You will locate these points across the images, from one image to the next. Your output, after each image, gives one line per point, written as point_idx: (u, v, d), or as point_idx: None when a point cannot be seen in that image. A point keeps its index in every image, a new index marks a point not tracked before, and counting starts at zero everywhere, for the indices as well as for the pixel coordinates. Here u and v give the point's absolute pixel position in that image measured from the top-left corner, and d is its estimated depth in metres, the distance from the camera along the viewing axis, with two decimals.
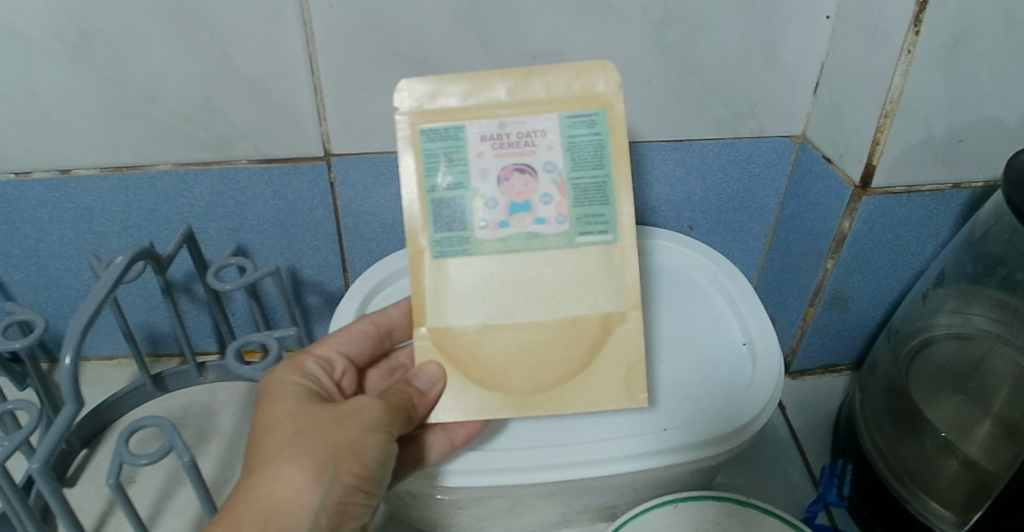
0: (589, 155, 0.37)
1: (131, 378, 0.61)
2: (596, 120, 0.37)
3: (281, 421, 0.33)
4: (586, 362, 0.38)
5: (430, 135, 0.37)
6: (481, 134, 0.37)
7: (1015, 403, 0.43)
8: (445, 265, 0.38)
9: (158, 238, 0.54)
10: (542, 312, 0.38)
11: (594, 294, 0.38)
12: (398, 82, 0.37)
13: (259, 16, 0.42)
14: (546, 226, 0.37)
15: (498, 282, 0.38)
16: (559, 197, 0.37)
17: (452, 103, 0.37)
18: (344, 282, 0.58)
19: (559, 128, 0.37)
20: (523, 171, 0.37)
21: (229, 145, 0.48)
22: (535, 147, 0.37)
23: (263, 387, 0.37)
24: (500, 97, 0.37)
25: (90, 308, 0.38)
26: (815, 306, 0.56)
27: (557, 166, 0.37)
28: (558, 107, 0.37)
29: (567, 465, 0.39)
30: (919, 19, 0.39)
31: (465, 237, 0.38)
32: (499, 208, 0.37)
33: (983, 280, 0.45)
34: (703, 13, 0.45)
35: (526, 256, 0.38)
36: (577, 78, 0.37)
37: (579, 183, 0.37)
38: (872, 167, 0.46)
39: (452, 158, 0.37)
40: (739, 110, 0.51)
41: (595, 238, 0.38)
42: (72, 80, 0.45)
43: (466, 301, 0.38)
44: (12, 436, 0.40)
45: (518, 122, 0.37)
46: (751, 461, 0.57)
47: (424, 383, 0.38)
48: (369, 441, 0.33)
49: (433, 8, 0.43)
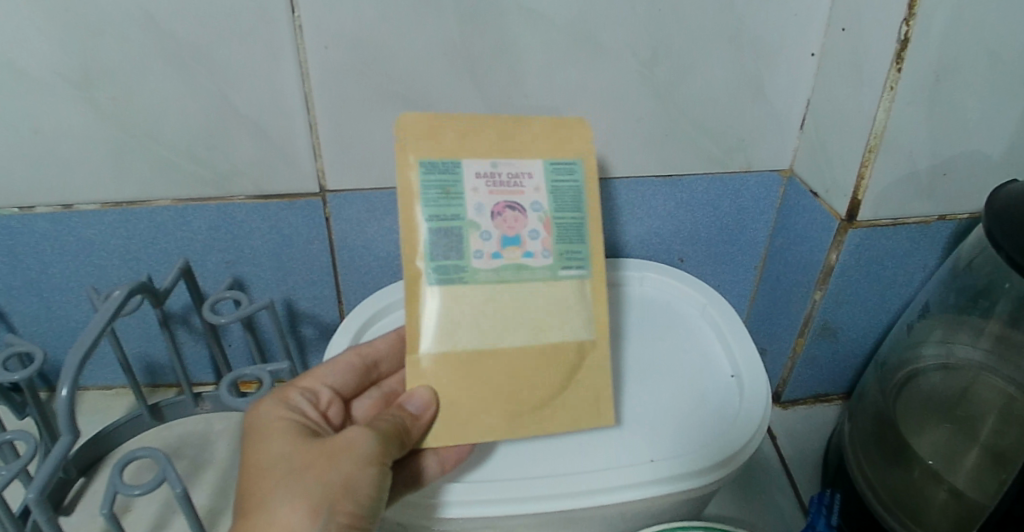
0: (570, 198, 0.41)
1: (128, 409, 0.62)
2: (574, 168, 0.41)
3: (272, 462, 0.33)
4: (563, 386, 0.40)
5: (429, 168, 0.39)
6: (477, 171, 0.39)
7: (1002, 432, 0.45)
8: (441, 292, 0.39)
9: (157, 270, 0.55)
10: (525, 337, 0.39)
11: (572, 322, 0.41)
12: (398, 115, 0.39)
13: (257, 55, 0.43)
14: (534, 259, 0.40)
15: (489, 309, 0.39)
16: (544, 234, 0.40)
17: (446, 140, 0.40)
18: (340, 313, 0.59)
19: (543, 173, 0.41)
20: (513, 208, 0.40)
21: (228, 181, 0.50)
22: (524, 187, 0.40)
23: (248, 424, 0.37)
24: (493, 141, 0.40)
25: (88, 342, 0.39)
26: (805, 336, 0.56)
27: (543, 206, 0.40)
28: (541, 155, 0.41)
29: (554, 497, 0.39)
30: (900, 57, 0.40)
31: (460, 266, 0.39)
32: (492, 241, 0.39)
33: (968, 310, 0.46)
34: (692, 52, 0.46)
35: (515, 286, 0.40)
36: (556, 131, 0.42)
37: (562, 221, 0.40)
38: (858, 201, 0.47)
39: (450, 191, 0.39)
40: (727, 146, 0.52)
41: (574, 272, 0.41)
42: (74, 117, 0.46)
43: (461, 328, 0.39)
44: (11, 466, 0.41)
45: (507, 164, 0.40)
46: (742, 492, 0.58)
47: (416, 406, 0.38)
48: (363, 476, 0.33)
49: (427, 49, 0.44)
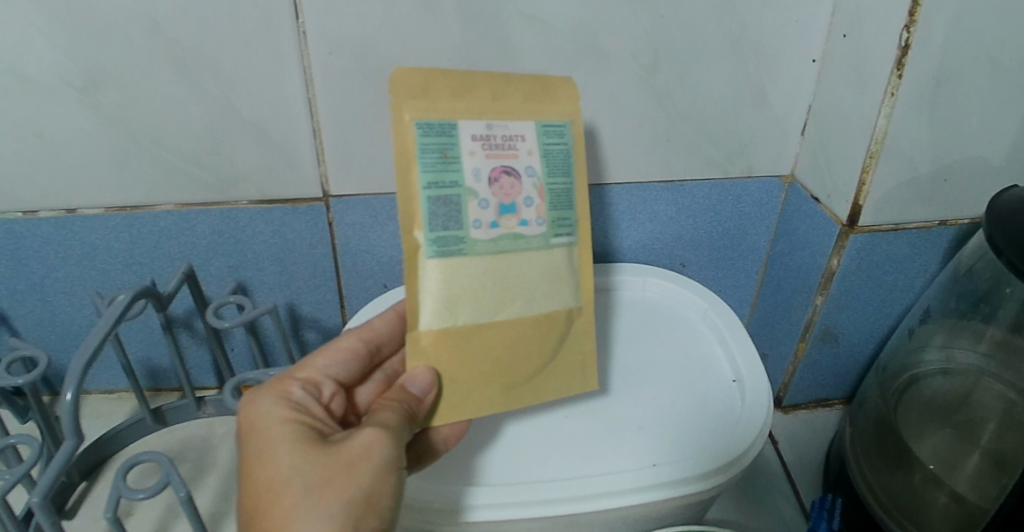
0: (560, 162, 0.40)
1: (130, 413, 0.62)
2: (564, 130, 0.41)
3: (287, 475, 0.31)
4: (554, 354, 0.41)
5: (425, 130, 0.36)
6: (472, 134, 0.37)
7: (1002, 437, 0.44)
8: (442, 266, 0.37)
9: (159, 275, 0.55)
10: (523, 308, 0.39)
11: (563, 291, 0.40)
12: (391, 73, 0.36)
13: (261, 61, 0.44)
14: (529, 228, 0.39)
15: (489, 282, 0.38)
16: (538, 200, 0.39)
17: (439, 99, 0.37)
18: (343, 318, 0.59)
19: (535, 135, 0.39)
20: (508, 173, 0.38)
21: (231, 186, 0.50)
22: (518, 151, 0.39)
23: (250, 427, 0.34)
24: (489, 99, 0.38)
25: (92, 346, 0.40)
26: (806, 341, 0.57)
27: (536, 171, 0.39)
28: (533, 116, 0.40)
29: (557, 501, 0.40)
30: (901, 63, 0.41)
31: (460, 236, 0.37)
32: (490, 209, 0.38)
33: (968, 316, 0.46)
34: (693, 58, 0.47)
35: (513, 256, 0.38)
36: (548, 91, 0.41)
37: (553, 187, 0.40)
38: (859, 206, 0.47)
39: (447, 155, 0.37)
40: (729, 151, 0.52)
41: (564, 240, 0.41)
42: (78, 122, 0.46)
43: (461, 301, 0.37)
44: (14, 469, 0.41)
45: (502, 126, 0.38)
46: (744, 496, 0.58)
47: (418, 389, 0.37)
48: (383, 485, 0.32)
49: (430, 55, 0.45)
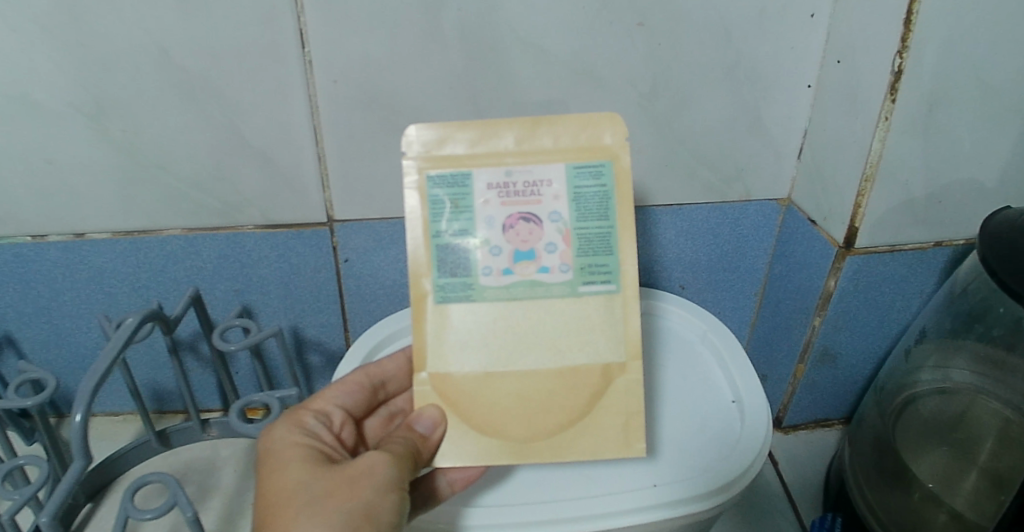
0: (595, 206, 0.38)
1: (134, 435, 0.62)
2: (601, 171, 0.38)
3: (293, 489, 0.32)
4: (586, 411, 0.39)
5: (437, 182, 0.38)
6: (489, 183, 0.38)
7: (1001, 455, 0.45)
8: (448, 309, 0.39)
9: (166, 298, 0.55)
10: (543, 358, 0.39)
11: (595, 343, 0.39)
12: (408, 129, 0.39)
13: (268, 90, 0.45)
14: (550, 275, 0.38)
15: (500, 328, 0.39)
16: (563, 246, 0.38)
17: (459, 150, 0.39)
18: (346, 341, 0.59)
19: (564, 178, 0.38)
20: (527, 219, 0.38)
21: (237, 211, 0.51)
22: (541, 196, 0.38)
23: (262, 451, 0.35)
24: (511, 146, 0.38)
25: (102, 369, 0.40)
26: (805, 363, 0.57)
27: (562, 216, 0.38)
28: (564, 157, 0.38)
29: (556, 522, 0.40)
30: (894, 88, 0.41)
31: (468, 283, 0.38)
32: (503, 256, 0.38)
33: (962, 335, 0.47)
34: (691, 84, 0.48)
35: (528, 302, 0.39)
36: (583, 130, 0.38)
37: (583, 232, 0.38)
38: (854, 229, 0.48)
39: (458, 205, 0.38)
40: (727, 175, 0.53)
41: (598, 288, 0.39)
42: (88, 148, 0.47)
43: (468, 345, 0.39)
44: (23, 491, 0.42)
45: (524, 171, 0.38)
46: (745, 517, 0.58)
47: (425, 426, 0.38)
48: (385, 503, 0.33)
49: (433, 83, 0.45)
